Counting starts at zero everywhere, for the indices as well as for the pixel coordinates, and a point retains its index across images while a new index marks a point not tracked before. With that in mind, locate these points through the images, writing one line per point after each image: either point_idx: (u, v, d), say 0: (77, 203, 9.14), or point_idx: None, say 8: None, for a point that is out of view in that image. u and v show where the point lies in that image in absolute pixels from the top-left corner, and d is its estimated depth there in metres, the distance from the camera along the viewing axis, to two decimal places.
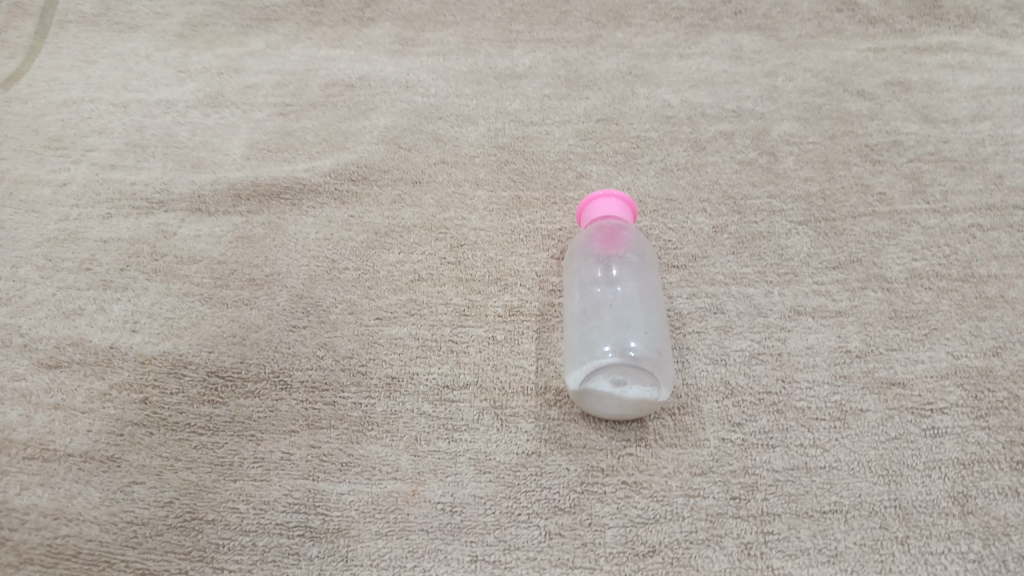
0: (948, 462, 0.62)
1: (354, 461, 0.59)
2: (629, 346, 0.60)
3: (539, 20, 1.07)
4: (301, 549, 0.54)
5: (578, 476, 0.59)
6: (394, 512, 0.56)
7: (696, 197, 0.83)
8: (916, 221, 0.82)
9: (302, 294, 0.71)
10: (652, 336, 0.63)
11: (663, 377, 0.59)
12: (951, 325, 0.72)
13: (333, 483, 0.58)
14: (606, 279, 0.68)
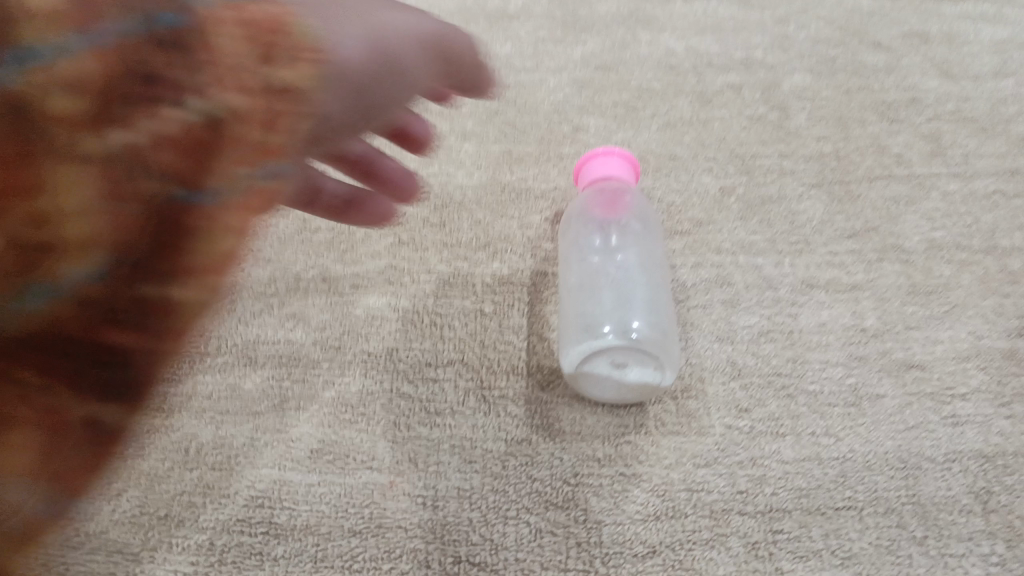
0: (968, 454, 0.58)
1: (325, 450, 0.54)
2: (630, 326, 0.56)
3: None
4: (261, 553, 0.49)
5: (571, 466, 0.54)
6: (369, 510, 0.51)
7: (702, 156, 0.77)
8: (942, 186, 0.76)
9: (267, 258, 0.64)
10: (654, 314, 0.58)
11: (667, 360, 0.55)
12: (972, 301, 0.67)
13: (298, 475, 0.52)
14: (605, 248, 0.63)
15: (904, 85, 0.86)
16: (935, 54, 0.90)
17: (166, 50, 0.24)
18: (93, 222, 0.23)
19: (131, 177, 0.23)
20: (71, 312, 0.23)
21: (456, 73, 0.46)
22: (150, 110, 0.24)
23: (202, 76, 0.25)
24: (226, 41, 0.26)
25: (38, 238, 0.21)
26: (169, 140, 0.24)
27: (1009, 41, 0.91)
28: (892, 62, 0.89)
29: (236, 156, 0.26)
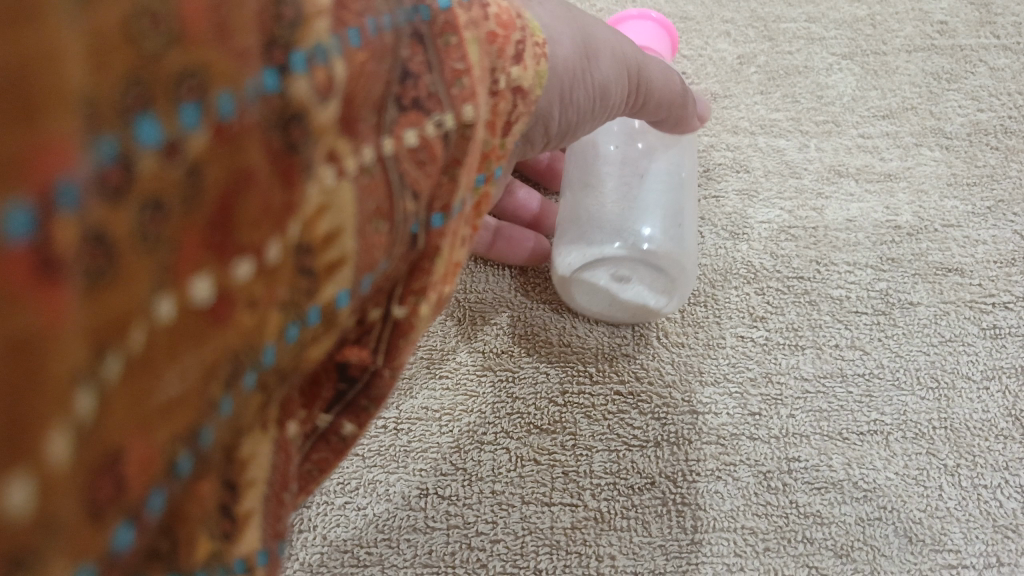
0: (1009, 371, 0.50)
1: None
2: (642, 236, 0.47)
3: None
4: None
5: (558, 384, 0.47)
6: None
7: (718, 16, 0.66)
8: (993, 61, 0.66)
9: None
10: (672, 219, 0.48)
11: (681, 281, 0.47)
12: (1019, 195, 0.58)
13: None
14: (626, 133, 0.51)
15: None
16: None
17: (428, 43, 0.20)
18: (351, 242, 0.19)
19: (399, 187, 0.20)
20: (307, 351, 0.20)
21: (645, 109, 0.38)
22: (416, 117, 0.20)
23: (460, 74, 0.21)
24: (470, 28, 0.22)
25: (277, 267, 0.18)
26: (431, 151, 0.21)
27: None
28: None
29: (475, 158, 0.23)
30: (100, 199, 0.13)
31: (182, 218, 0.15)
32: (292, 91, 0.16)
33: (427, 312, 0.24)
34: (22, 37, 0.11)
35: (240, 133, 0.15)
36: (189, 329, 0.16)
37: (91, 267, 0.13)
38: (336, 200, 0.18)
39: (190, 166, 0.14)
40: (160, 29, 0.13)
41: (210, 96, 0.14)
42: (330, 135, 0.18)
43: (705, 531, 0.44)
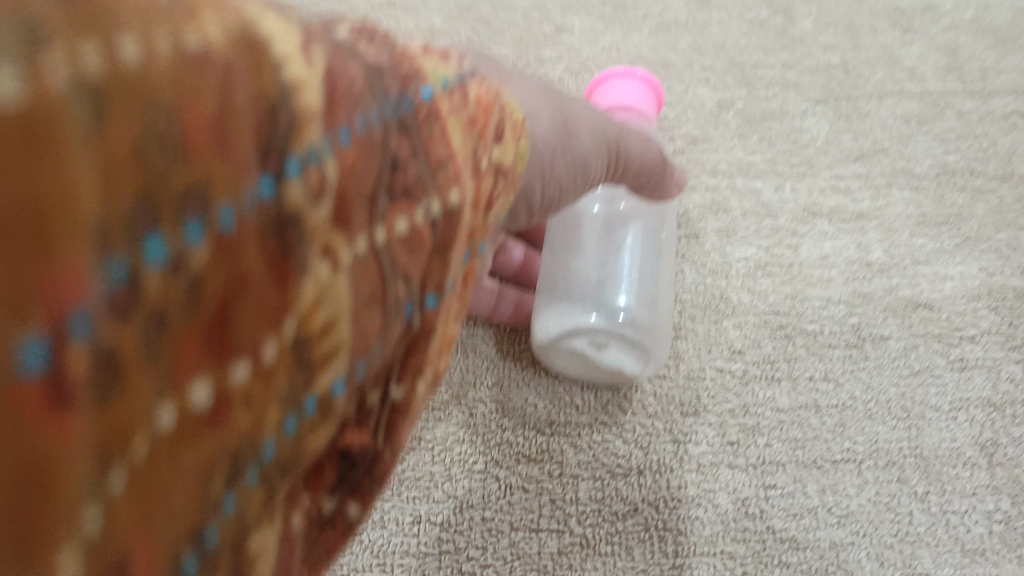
0: (975, 402, 0.53)
1: None
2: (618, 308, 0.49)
3: None
4: None
5: (545, 415, 0.49)
6: None
7: (697, 63, 0.69)
8: (959, 105, 0.69)
9: None
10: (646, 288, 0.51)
11: (655, 349, 0.49)
12: (985, 234, 0.61)
13: None
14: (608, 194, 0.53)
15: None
16: None
17: (413, 132, 0.21)
18: (345, 327, 0.20)
19: (390, 270, 0.21)
20: (306, 441, 0.21)
21: (624, 174, 0.41)
22: (407, 205, 0.21)
23: (445, 160, 0.22)
24: (452, 114, 0.23)
25: (274, 365, 0.18)
26: (420, 238, 0.22)
27: None
28: None
29: (466, 236, 0.24)
30: (110, 320, 0.14)
31: (184, 329, 0.16)
32: (287, 198, 0.17)
33: (422, 392, 0.25)
34: (35, 175, 0.13)
35: (240, 241, 0.16)
36: (189, 429, 0.17)
37: (97, 385, 0.14)
38: (330, 293, 0.19)
39: (194, 280, 0.15)
40: (166, 146, 0.14)
41: (214, 209, 0.15)
42: (324, 235, 0.18)
43: (687, 555, 0.46)
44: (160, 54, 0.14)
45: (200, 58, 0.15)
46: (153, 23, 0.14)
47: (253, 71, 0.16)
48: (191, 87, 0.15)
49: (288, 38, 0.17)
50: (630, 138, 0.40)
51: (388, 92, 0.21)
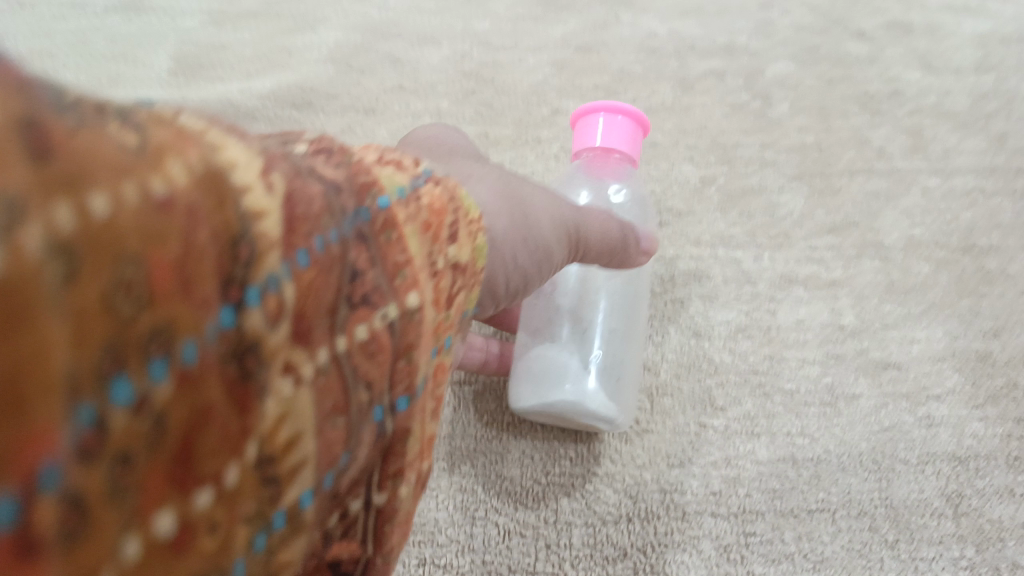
0: (941, 457, 0.57)
1: None
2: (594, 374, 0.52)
3: None
4: None
5: (541, 466, 0.53)
6: None
7: (683, 142, 0.75)
8: (925, 183, 0.75)
9: None
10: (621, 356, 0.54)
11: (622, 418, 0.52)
12: (949, 300, 0.66)
13: None
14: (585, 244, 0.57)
15: (888, 76, 0.85)
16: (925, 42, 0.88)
17: (371, 242, 0.26)
18: (311, 443, 0.23)
19: (352, 380, 0.24)
20: (278, 555, 0.23)
21: (585, 252, 0.47)
22: (365, 313, 0.25)
23: (402, 264, 0.27)
24: (410, 221, 0.28)
25: (236, 488, 0.20)
26: (379, 343, 0.25)
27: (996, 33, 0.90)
28: (884, 51, 0.87)
29: (431, 331, 0.29)
30: (77, 466, 0.16)
31: (150, 463, 0.18)
32: (247, 325, 0.20)
33: (405, 494, 0.28)
34: (15, 333, 0.14)
35: (200, 374, 0.18)
36: (152, 558, 0.19)
37: (67, 530, 0.16)
38: (295, 407, 0.22)
39: (157, 417, 0.17)
40: (132, 296, 0.16)
41: (175, 348, 0.18)
42: (285, 351, 0.21)
43: None
44: (127, 206, 0.16)
45: (164, 207, 0.17)
46: (122, 180, 0.16)
47: (216, 208, 0.19)
48: (156, 233, 0.17)
49: (249, 168, 0.20)
50: (589, 220, 0.46)
51: (346, 210, 0.25)
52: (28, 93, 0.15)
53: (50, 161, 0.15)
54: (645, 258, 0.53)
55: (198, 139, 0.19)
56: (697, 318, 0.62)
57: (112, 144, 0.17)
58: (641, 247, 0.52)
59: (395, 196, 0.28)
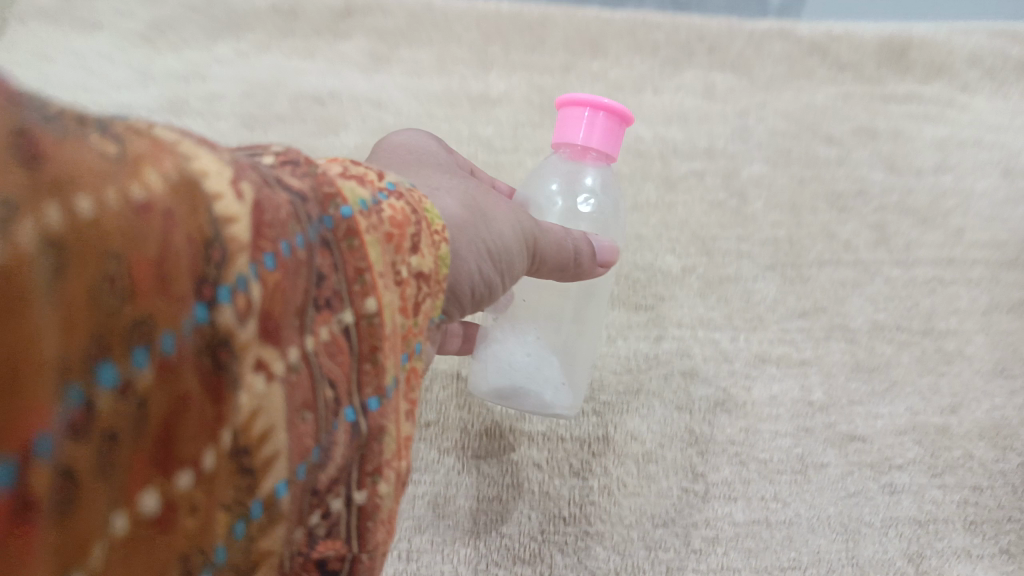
0: (903, 520, 0.62)
1: None
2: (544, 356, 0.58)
3: (526, 22, 1.03)
4: None
5: (538, 524, 0.59)
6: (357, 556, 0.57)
7: (667, 235, 0.83)
8: (888, 273, 0.82)
9: None
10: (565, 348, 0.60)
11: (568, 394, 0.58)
12: (910, 379, 0.73)
13: None
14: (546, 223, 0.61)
15: (857, 172, 0.93)
16: (891, 141, 0.97)
17: (334, 247, 0.28)
18: (282, 437, 0.24)
19: (320, 377, 0.26)
20: (258, 541, 0.25)
21: (541, 266, 0.49)
22: (327, 315, 0.27)
23: (363, 271, 0.30)
24: (371, 231, 0.30)
25: (214, 471, 0.22)
26: (338, 345, 0.28)
27: (956, 132, 0.99)
28: (854, 148, 0.96)
29: (398, 337, 0.32)
30: (68, 440, 0.18)
31: (134, 446, 0.20)
32: (219, 321, 0.21)
33: (385, 491, 0.31)
34: (12, 325, 0.16)
35: (177, 363, 0.20)
36: (140, 534, 0.21)
37: (63, 498, 0.18)
38: (268, 402, 0.24)
39: (140, 401, 0.19)
40: (116, 290, 0.18)
41: (155, 339, 0.19)
42: (254, 348, 0.23)
43: None
44: (110, 208, 0.18)
45: (143, 210, 0.19)
46: (104, 184, 0.18)
47: (190, 213, 0.21)
48: (138, 235, 0.19)
49: (220, 176, 0.22)
50: (548, 235, 0.49)
51: (311, 217, 0.27)
52: (17, 110, 0.17)
53: (41, 165, 0.17)
54: (603, 269, 0.56)
55: (172, 149, 0.21)
56: (678, 390, 0.68)
57: (92, 153, 0.18)
58: (597, 259, 0.54)
59: (359, 208, 0.30)
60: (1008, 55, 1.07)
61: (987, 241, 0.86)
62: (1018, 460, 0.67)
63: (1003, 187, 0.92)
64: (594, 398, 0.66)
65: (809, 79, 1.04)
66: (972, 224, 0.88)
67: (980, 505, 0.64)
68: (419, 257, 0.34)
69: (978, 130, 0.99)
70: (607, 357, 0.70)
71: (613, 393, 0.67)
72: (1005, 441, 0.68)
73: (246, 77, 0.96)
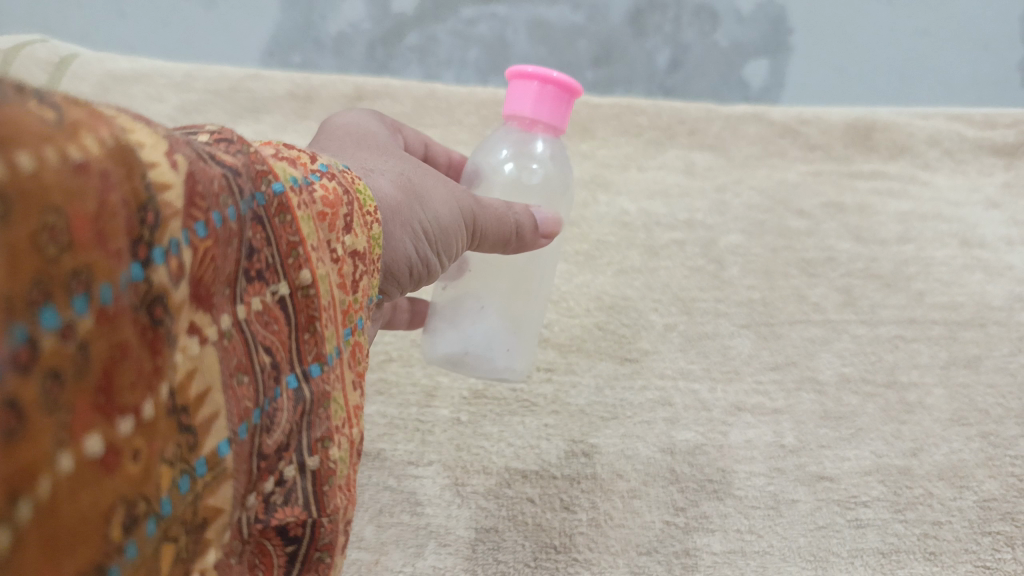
0: (868, 551, 0.69)
1: None
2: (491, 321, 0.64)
3: None
4: None
5: (531, 552, 0.66)
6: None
7: (650, 296, 0.91)
8: (857, 330, 0.89)
9: None
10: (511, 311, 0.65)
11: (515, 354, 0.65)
12: (874, 426, 0.79)
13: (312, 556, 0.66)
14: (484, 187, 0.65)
15: (827, 239, 1.01)
16: (857, 211, 1.05)
17: (266, 224, 0.32)
18: (220, 396, 0.28)
19: (253, 344, 0.31)
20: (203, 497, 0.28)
21: (483, 242, 0.55)
22: (259, 287, 0.32)
23: (296, 244, 0.34)
24: (302, 209, 0.35)
25: (152, 422, 0.24)
26: (272, 314, 0.32)
27: (917, 204, 1.07)
28: (823, 218, 1.04)
29: (339, 313, 0.37)
30: (14, 373, 0.18)
31: (76, 387, 0.21)
32: (154, 279, 0.24)
33: (337, 456, 0.35)
34: None
35: (115, 314, 0.22)
36: (86, 476, 0.21)
37: (7, 428, 0.18)
38: (204, 362, 0.27)
39: (81, 344, 0.21)
40: (55, 238, 0.20)
41: (94, 288, 0.21)
42: (188, 313, 0.26)
43: None
44: (49, 164, 0.19)
45: (80, 168, 0.20)
46: (44, 143, 0.19)
47: (124, 178, 0.22)
48: (74, 190, 0.20)
49: (154, 149, 0.25)
50: (488, 210, 0.54)
51: (244, 192, 0.31)
52: None
53: None
54: (546, 241, 0.59)
55: (108, 121, 0.23)
56: (661, 427, 0.76)
57: (30, 114, 0.19)
58: (538, 230, 0.58)
59: (291, 184, 0.35)
60: (964, 137, 1.16)
61: (946, 303, 0.92)
62: (973, 499, 0.73)
63: (961, 255, 0.99)
64: (583, 441, 0.74)
65: (780, 158, 1.13)
66: (933, 288, 0.94)
67: (940, 538, 0.70)
68: (352, 237, 0.39)
69: (938, 201, 1.08)
70: (596, 404, 0.78)
71: (603, 436, 0.75)
72: (961, 481, 0.74)
73: None
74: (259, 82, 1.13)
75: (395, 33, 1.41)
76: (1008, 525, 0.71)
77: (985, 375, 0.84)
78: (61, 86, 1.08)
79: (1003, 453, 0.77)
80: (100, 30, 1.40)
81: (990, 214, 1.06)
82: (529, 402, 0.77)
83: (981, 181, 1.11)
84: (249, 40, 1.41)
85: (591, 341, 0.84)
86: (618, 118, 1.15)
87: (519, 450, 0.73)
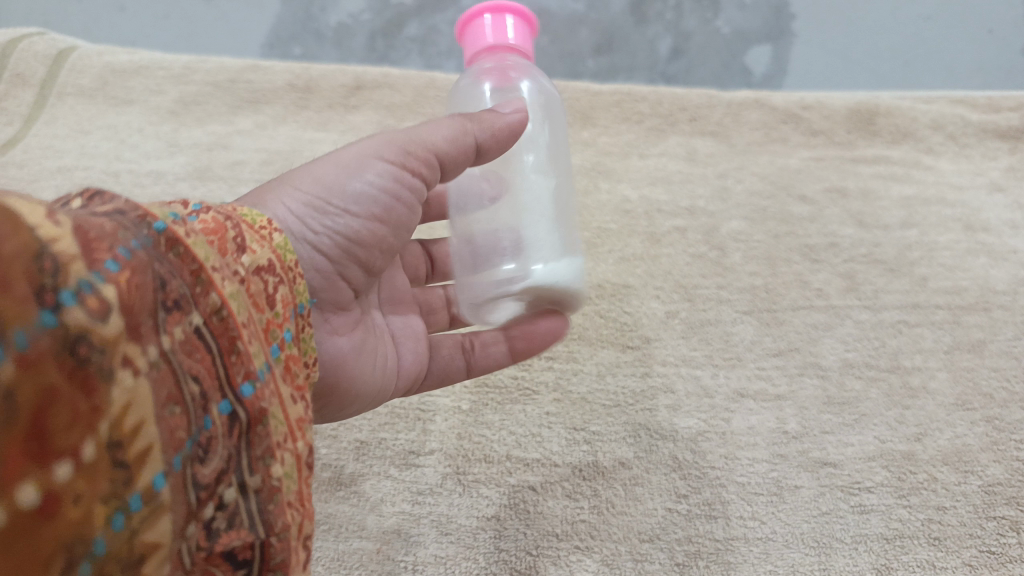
0: (872, 537, 0.69)
1: (340, 525, 0.68)
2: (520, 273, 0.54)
3: None
4: None
5: (533, 540, 0.67)
6: (373, 565, 0.65)
7: (653, 283, 0.90)
8: (862, 316, 0.88)
9: None
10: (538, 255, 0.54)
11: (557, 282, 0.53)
12: (877, 411, 0.78)
13: (321, 546, 0.66)
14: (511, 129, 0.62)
15: (830, 223, 1.00)
16: (862, 194, 1.04)
17: (167, 258, 0.30)
18: (151, 430, 0.26)
19: (181, 373, 0.28)
20: (139, 537, 0.25)
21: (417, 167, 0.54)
22: (180, 317, 0.29)
23: (200, 271, 0.32)
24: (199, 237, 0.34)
25: (94, 463, 0.23)
26: (194, 345, 0.30)
27: (922, 188, 1.06)
28: (826, 202, 1.03)
29: (261, 332, 0.36)
30: None
31: (5, 437, 0.21)
32: (69, 320, 0.23)
33: (281, 473, 0.32)
34: None
35: (37, 359, 0.22)
36: (21, 527, 0.22)
37: None
38: (138, 394, 0.25)
39: (5, 393, 0.21)
40: None
41: (7, 336, 0.21)
42: (121, 344, 0.25)
43: None
44: None
45: None
46: None
47: (11, 234, 0.22)
48: None
49: (33, 213, 0.23)
50: (423, 135, 0.53)
51: (136, 228, 0.29)
52: None
53: None
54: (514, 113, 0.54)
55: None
56: (664, 408, 0.77)
57: None
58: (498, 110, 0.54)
59: (172, 220, 0.33)
60: (968, 121, 1.15)
61: (950, 287, 0.91)
62: (978, 485, 0.73)
63: (965, 239, 0.98)
64: (584, 428, 0.74)
65: (782, 142, 1.12)
66: (937, 272, 0.93)
67: (943, 523, 0.70)
68: (250, 255, 0.38)
69: (943, 186, 1.06)
70: (598, 392, 0.78)
71: (605, 425, 0.75)
72: (966, 466, 0.74)
73: (265, 144, 1.04)
74: (258, 73, 1.12)
75: (396, 25, 1.41)
76: (1014, 509, 0.71)
77: (989, 359, 0.84)
78: (59, 81, 1.09)
79: (1007, 438, 0.77)
80: (101, 24, 1.39)
81: (995, 197, 1.05)
82: (529, 388, 0.77)
83: (986, 165, 1.10)
84: (249, 32, 1.41)
85: (592, 329, 0.84)
86: (618, 106, 1.14)
87: (518, 439, 0.73)
